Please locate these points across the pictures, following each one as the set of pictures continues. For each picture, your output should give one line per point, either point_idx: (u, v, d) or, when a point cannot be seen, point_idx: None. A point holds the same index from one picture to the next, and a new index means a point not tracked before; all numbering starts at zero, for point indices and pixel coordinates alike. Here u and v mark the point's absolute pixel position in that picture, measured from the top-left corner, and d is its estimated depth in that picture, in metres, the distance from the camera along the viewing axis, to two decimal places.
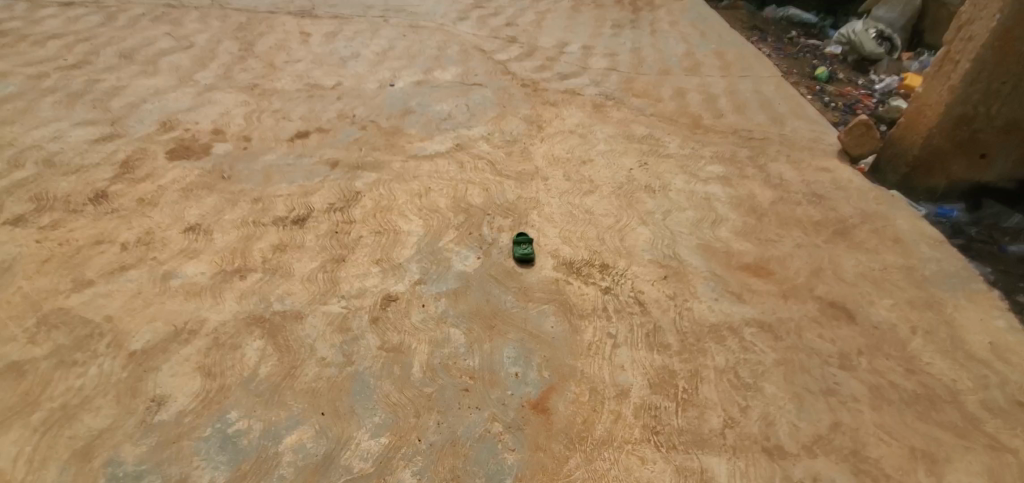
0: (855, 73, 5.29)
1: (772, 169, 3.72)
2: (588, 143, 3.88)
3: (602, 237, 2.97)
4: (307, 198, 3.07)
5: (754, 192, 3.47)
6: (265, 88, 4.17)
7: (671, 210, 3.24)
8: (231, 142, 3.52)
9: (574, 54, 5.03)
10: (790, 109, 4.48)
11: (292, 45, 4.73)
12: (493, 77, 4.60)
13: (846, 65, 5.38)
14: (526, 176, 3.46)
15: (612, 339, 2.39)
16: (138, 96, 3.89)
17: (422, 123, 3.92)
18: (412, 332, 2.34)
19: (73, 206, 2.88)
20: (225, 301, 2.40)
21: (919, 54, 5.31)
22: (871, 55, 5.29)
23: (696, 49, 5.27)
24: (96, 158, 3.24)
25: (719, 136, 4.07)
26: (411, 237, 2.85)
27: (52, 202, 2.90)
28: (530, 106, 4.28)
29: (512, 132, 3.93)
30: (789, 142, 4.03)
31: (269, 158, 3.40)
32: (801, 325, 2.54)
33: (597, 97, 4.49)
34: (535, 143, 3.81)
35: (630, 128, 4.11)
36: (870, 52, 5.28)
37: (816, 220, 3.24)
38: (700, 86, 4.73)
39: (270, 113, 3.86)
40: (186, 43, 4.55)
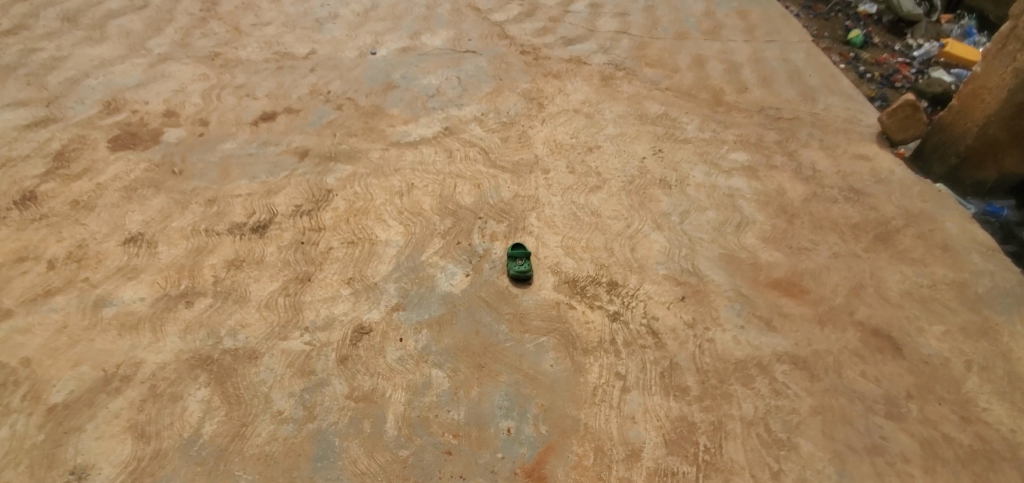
0: (890, 36, 4.72)
1: (804, 157, 3.27)
2: (595, 125, 3.41)
3: (610, 246, 2.57)
4: (270, 199, 2.66)
5: (783, 186, 3.04)
6: (228, 57, 3.65)
7: (689, 210, 2.82)
8: (185, 126, 3.07)
9: (580, 14, 4.45)
10: (822, 82, 3.97)
11: (261, 4, 4.16)
12: (489, 43, 4.06)
13: (880, 27, 4.80)
14: (524, 167, 3.02)
15: (621, 381, 2.04)
16: (81, 70, 3.42)
17: (406, 101, 3.44)
18: (384, 374, 2.00)
19: None
20: (167, 338, 2.06)
21: (958, 16, 4.77)
22: (909, 16, 4.70)
23: (717, 8, 4.67)
24: (29, 152, 2.87)
25: (743, 116, 3.59)
26: (388, 249, 2.46)
27: None
28: (531, 79, 3.77)
29: (509, 111, 3.45)
30: (822, 123, 3.55)
31: (227, 148, 2.96)
32: (840, 360, 2.17)
33: (606, 67, 3.97)
34: (535, 126, 3.35)
35: (642, 106, 3.63)
36: (908, 12, 4.68)
37: (854, 223, 2.82)
38: (721, 54, 4.19)
39: (232, 89, 3.38)
40: (140, 3, 4.00)
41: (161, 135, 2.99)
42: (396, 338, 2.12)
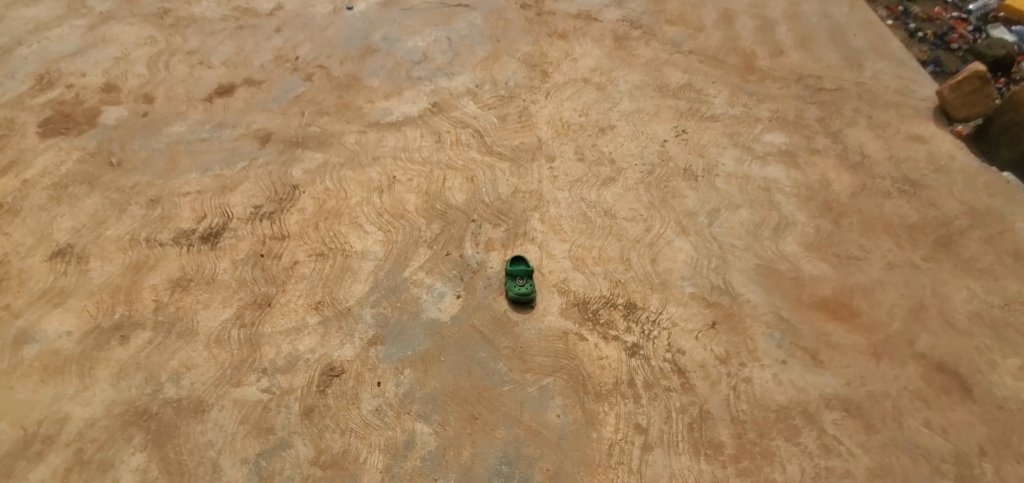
0: None
1: (850, 139, 2.81)
2: (608, 99, 2.88)
3: (627, 257, 2.18)
4: (225, 198, 2.25)
5: (828, 177, 2.61)
6: (178, 14, 3.09)
7: (720, 208, 2.41)
8: (127, 104, 2.62)
9: None
10: (870, 41, 3.32)
11: None
12: None
13: None
14: (525, 153, 2.57)
15: (642, 437, 1.72)
16: (6, 33, 2.90)
17: (386, 72, 2.89)
18: (358, 431, 1.67)
19: None
20: (96, 384, 1.72)
21: None
22: None
23: None
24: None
25: (780, 86, 3.07)
26: (364, 263, 2.07)
27: None
28: (533, 40, 3.17)
29: (508, 81, 2.92)
30: (870, 96, 3.02)
31: (176, 131, 2.51)
32: (899, 405, 1.85)
33: (621, 23, 3.35)
34: (539, 100, 2.85)
35: (663, 74, 3.06)
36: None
37: (911, 224, 2.42)
38: None
39: (183, 55, 2.86)
40: None
41: (98, 116, 2.55)
42: (373, 382, 1.77)
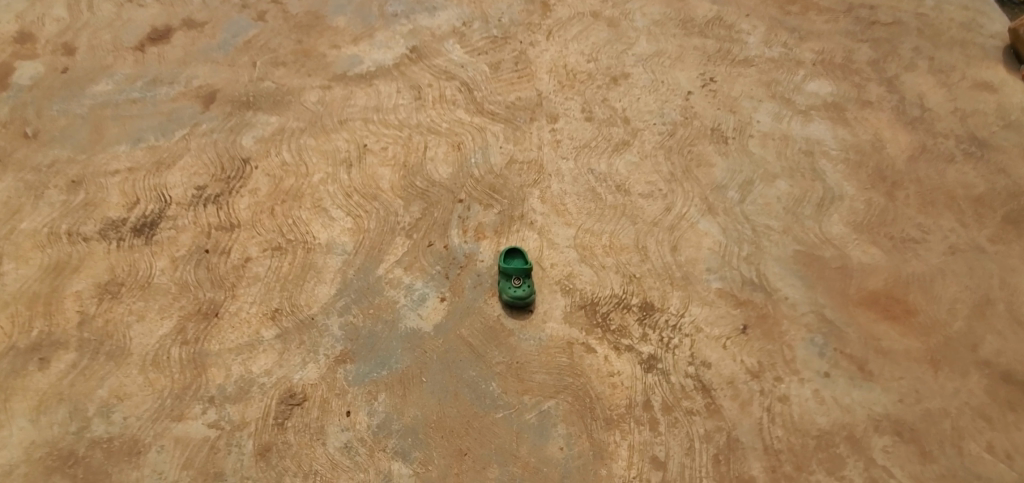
0: None
1: (909, 86, 2.37)
2: (622, 40, 2.39)
3: (643, 245, 1.84)
4: (161, 177, 1.89)
5: (881, 137, 2.20)
6: None
7: (753, 180, 2.03)
8: (42, 57, 2.18)
9: None
10: None
11: None
12: None
13: None
14: (523, 112, 2.15)
15: (659, 473, 1.49)
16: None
17: (354, 5, 2.39)
18: (325, 474, 1.42)
19: None
20: (13, 421, 1.46)
21: None
22: None
23: None
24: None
25: (826, 19, 2.55)
26: (330, 259, 1.73)
27: None
28: None
29: (502, 18, 2.41)
30: (934, 30, 2.53)
31: (101, 92, 2.10)
32: (958, 425, 1.60)
33: None
34: (539, 40, 2.37)
35: (687, 6, 2.53)
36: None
37: (978, 196, 2.05)
38: None
39: None
40: None
41: (7, 73, 2.13)
42: (340, 411, 1.50)
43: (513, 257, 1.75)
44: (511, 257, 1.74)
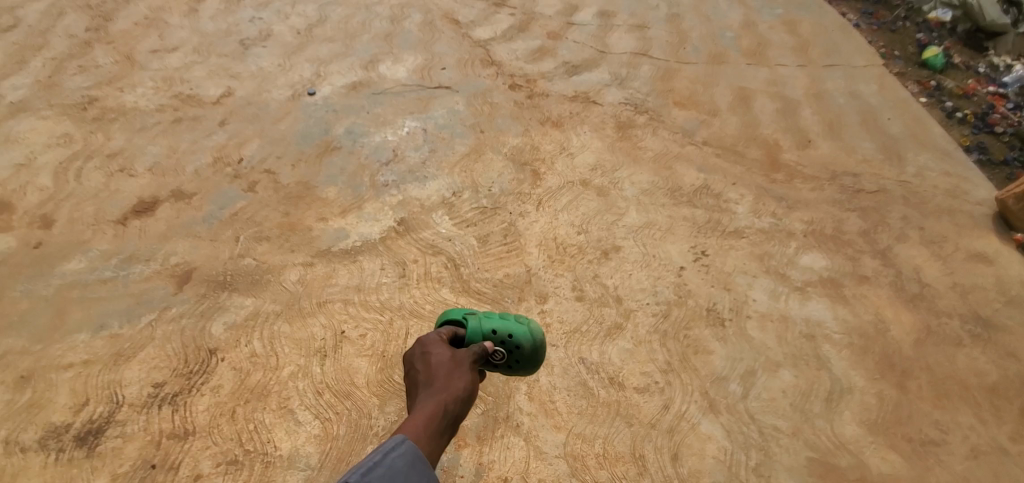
0: (970, 52, 3.92)
1: (903, 259, 2.34)
2: (612, 209, 2.40)
3: (640, 453, 1.71)
4: (118, 373, 1.79)
5: (883, 316, 2.13)
6: (106, 105, 2.64)
7: (755, 369, 1.92)
8: (18, 231, 2.15)
9: (587, 28, 3.47)
10: (908, 130, 3.00)
11: (171, 18, 3.18)
12: (468, 74, 3.05)
13: (956, 38, 3.99)
14: (511, 291, 2.08)
15: None
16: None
17: (347, 174, 2.45)
18: None
19: None
20: None
21: None
22: (991, 26, 3.91)
23: (759, 18, 3.74)
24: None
25: (811, 187, 2.63)
26: (292, 476, 1.63)
27: None
28: (522, 131, 2.76)
29: (492, 188, 2.44)
30: (919, 199, 2.61)
31: (72, 269, 2.04)
32: None
33: (623, 108, 2.98)
34: (528, 211, 2.36)
35: (673, 174, 2.63)
36: (991, 22, 3.89)
37: (991, 385, 1.97)
38: (769, 86, 3.22)
39: (101, 161, 2.41)
40: (7, 21, 3.06)
41: None
42: None
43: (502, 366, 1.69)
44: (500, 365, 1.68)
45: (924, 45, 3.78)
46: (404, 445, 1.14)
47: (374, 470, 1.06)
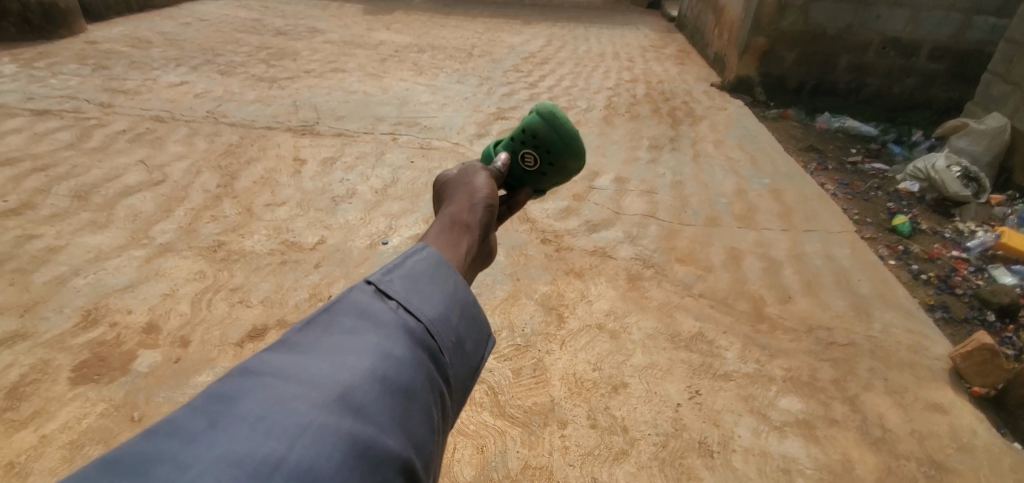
0: (937, 216, 4.14)
1: (868, 406, 2.75)
2: (621, 350, 2.94)
3: None
4: None
5: (849, 455, 2.52)
6: (231, 249, 3.31)
7: None
8: (162, 348, 2.69)
9: (605, 191, 4.19)
10: (876, 291, 3.41)
11: (281, 177, 3.93)
12: (508, 229, 3.72)
13: (925, 205, 4.27)
14: (537, 416, 2.59)
15: None
16: (73, 265, 3.07)
17: None
18: None
19: None
20: None
21: (1013, 199, 4.22)
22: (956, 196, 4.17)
23: (749, 186, 4.34)
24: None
25: (790, 337, 3.10)
26: None
27: None
28: (551, 279, 3.36)
29: (525, 328, 3.02)
30: (883, 352, 3.02)
31: (202, 381, 2.54)
32: None
33: (633, 262, 3.56)
34: (553, 351, 2.91)
35: (674, 321, 3.17)
36: (955, 193, 4.15)
37: None
38: (757, 246, 3.76)
39: (226, 293, 3.02)
40: (158, 177, 3.75)
41: (132, 362, 2.61)
42: None
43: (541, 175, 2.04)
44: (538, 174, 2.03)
45: (895, 213, 4.14)
46: (426, 254, 1.20)
47: (396, 271, 1.11)
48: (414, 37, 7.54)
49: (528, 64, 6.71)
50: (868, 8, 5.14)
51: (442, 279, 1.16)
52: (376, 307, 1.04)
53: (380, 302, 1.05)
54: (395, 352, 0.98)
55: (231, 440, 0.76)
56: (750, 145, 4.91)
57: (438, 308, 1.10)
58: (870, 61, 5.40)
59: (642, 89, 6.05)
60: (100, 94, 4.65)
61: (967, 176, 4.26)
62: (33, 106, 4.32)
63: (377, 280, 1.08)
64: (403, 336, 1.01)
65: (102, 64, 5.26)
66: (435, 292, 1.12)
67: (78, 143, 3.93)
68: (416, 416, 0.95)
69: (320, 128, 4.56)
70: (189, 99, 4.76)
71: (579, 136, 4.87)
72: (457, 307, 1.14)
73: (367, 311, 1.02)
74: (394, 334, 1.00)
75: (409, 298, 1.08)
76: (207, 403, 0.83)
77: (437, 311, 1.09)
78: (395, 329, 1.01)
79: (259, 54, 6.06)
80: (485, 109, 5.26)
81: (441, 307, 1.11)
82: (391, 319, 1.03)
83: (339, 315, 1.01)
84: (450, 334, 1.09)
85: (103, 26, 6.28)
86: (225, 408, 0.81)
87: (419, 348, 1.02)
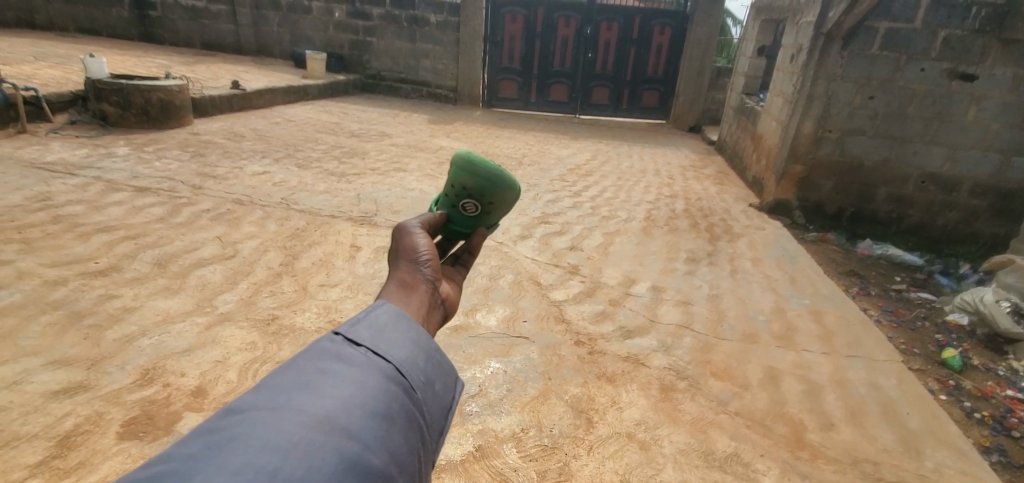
0: (991, 352, 3.91)
1: None
2: (652, 464, 2.60)
3: None
4: None
5: None
6: (283, 323, 3.32)
7: None
8: (208, 412, 2.54)
9: (642, 298, 4.17)
10: (925, 426, 3.03)
11: (337, 261, 4.18)
12: (544, 327, 3.66)
13: (977, 339, 4.06)
14: None
15: None
16: (142, 326, 3.10)
17: None
18: None
19: None
20: None
21: None
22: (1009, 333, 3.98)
23: (788, 305, 4.24)
24: (36, 428, 2.31)
25: (833, 468, 2.70)
26: None
27: None
28: (582, 381, 3.15)
29: (553, 428, 2.76)
30: None
31: None
32: None
33: (666, 372, 3.32)
34: (579, 456, 2.60)
35: (707, 438, 2.81)
36: (1007, 329, 3.98)
37: None
38: (796, 368, 3.47)
39: (273, 365, 2.92)
40: (230, 252, 4.06)
41: (178, 423, 2.44)
42: None
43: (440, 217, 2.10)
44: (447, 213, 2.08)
45: (944, 345, 3.95)
46: (386, 308, 1.23)
47: (361, 322, 1.15)
48: (470, 145, 8.24)
49: (573, 175, 7.15)
50: (905, 144, 5.34)
51: (406, 328, 1.20)
52: (347, 350, 1.06)
53: (350, 347, 1.07)
54: (372, 383, 1.00)
55: (223, 461, 0.75)
56: (790, 264, 4.94)
57: (405, 352, 1.14)
58: (911, 193, 5.48)
59: (682, 204, 6.28)
60: (193, 177, 5.27)
61: (1017, 313, 4.11)
62: (137, 184, 4.92)
63: (345, 330, 1.10)
64: (377, 372, 1.03)
65: (200, 152, 6.00)
66: (402, 338, 1.16)
67: (168, 218, 4.40)
68: (396, 443, 0.96)
69: (377, 219, 4.96)
70: (267, 187, 5.31)
71: (618, 245, 5.05)
72: (422, 351, 1.18)
73: (339, 355, 1.04)
74: (368, 370, 1.03)
75: (376, 342, 1.11)
76: (189, 440, 0.81)
77: (404, 355, 1.13)
78: (368, 365, 1.04)
79: (333, 152, 6.80)
80: (531, 213, 5.60)
81: (408, 350, 1.15)
82: (363, 359, 1.05)
83: (310, 357, 1.02)
84: (418, 374, 1.12)
85: (207, 122, 7.22)
86: (210, 441, 0.80)
87: (395, 382, 1.05)
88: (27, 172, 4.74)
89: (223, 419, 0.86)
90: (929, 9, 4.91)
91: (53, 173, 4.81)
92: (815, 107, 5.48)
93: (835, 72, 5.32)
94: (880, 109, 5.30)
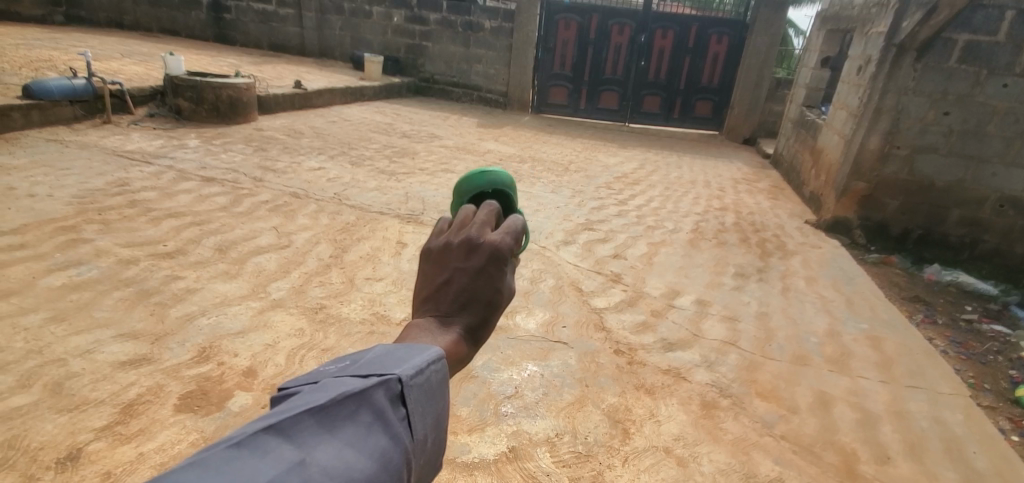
0: None
1: None
2: (689, 480, 2.51)
3: None
4: None
5: None
6: (330, 313, 3.43)
7: None
8: (255, 392, 2.65)
9: (685, 311, 4.07)
10: (995, 469, 2.79)
11: (384, 256, 4.28)
12: (583, 334, 3.62)
13: None
14: None
15: None
16: (201, 306, 3.28)
17: (478, 400, 2.87)
18: None
19: (29, 470, 2.08)
20: None
21: None
22: None
23: (843, 329, 4.01)
24: (103, 395, 2.48)
25: None
26: None
27: (10, 459, 2.12)
28: (619, 391, 3.10)
29: (588, 436, 2.72)
30: None
31: None
32: None
33: (708, 388, 3.22)
34: (614, 467, 2.55)
35: (750, 460, 2.70)
36: None
37: None
38: (851, 395, 3.29)
39: (318, 352, 3.02)
40: (284, 242, 4.23)
41: (229, 400, 2.56)
42: None
43: (466, 181, 1.52)
44: (464, 195, 1.54)
45: (1018, 382, 3.64)
46: (442, 361, 1.02)
47: (420, 375, 0.95)
48: (518, 149, 8.32)
49: (619, 183, 7.07)
50: (983, 164, 4.99)
51: (445, 398, 1.02)
52: (392, 413, 0.88)
53: (395, 409, 0.89)
54: (392, 468, 0.84)
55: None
56: (847, 286, 4.69)
57: (427, 429, 0.96)
58: (986, 217, 5.11)
59: (732, 218, 6.10)
60: (255, 170, 5.55)
61: None
62: (204, 174, 5.22)
63: (407, 380, 0.92)
64: (400, 454, 0.87)
65: (262, 147, 6.32)
66: (438, 411, 0.99)
67: (230, 207, 4.64)
68: None
69: (423, 218, 5.06)
70: (323, 183, 5.53)
71: (663, 256, 4.95)
72: (440, 433, 1.00)
73: (384, 413, 0.87)
74: (394, 448, 0.86)
75: (418, 411, 0.93)
76: (204, 474, 0.65)
77: (426, 431, 0.95)
78: (398, 444, 0.87)
79: (385, 151, 7.01)
80: (575, 219, 5.57)
81: (433, 429, 0.97)
82: (398, 431, 0.88)
83: (355, 403, 0.84)
84: (424, 460, 0.94)
85: (269, 119, 7.60)
86: None
87: (409, 470, 0.88)
88: (109, 159, 5.12)
89: (247, 462, 0.70)
90: (1015, 22, 4.61)
91: (131, 162, 5.18)
92: (883, 121, 5.21)
93: (907, 85, 5.04)
94: (956, 125, 4.98)
